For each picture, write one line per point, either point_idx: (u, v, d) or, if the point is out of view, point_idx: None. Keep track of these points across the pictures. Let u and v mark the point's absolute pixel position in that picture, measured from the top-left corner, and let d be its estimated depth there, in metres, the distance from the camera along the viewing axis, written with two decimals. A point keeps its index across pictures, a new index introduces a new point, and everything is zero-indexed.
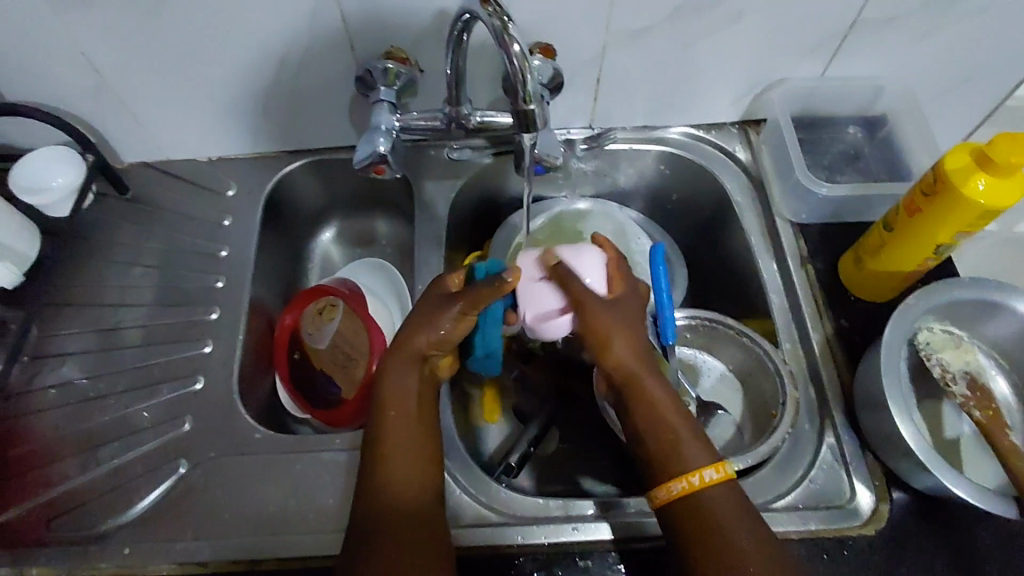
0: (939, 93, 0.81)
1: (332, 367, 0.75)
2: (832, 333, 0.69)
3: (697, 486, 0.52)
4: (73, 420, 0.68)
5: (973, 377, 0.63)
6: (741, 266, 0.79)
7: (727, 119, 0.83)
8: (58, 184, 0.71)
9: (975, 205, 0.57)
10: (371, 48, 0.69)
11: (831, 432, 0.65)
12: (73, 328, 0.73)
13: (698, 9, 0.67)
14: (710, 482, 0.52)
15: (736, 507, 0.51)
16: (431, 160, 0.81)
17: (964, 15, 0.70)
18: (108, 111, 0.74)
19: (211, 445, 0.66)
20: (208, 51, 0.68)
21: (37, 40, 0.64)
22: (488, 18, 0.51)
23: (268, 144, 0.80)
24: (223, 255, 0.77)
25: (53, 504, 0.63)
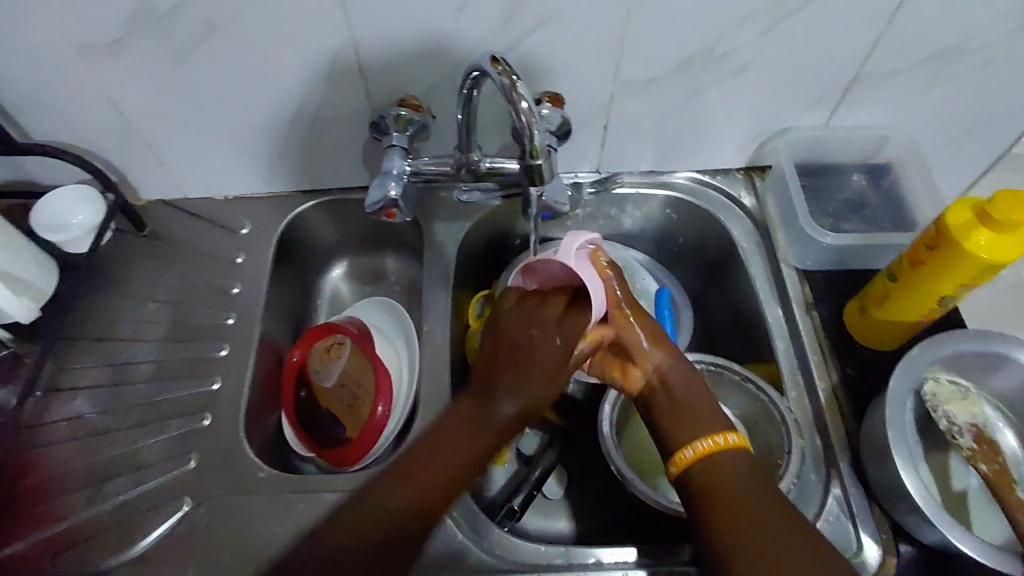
0: (942, 143, 0.82)
1: (338, 406, 0.76)
2: (838, 382, 0.69)
3: (718, 446, 0.57)
4: (82, 455, 0.68)
5: (979, 429, 0.62)
6: (747, 311, 0.79)
7: (733, 165, 0.84)
8: (78, 221, 0.73)
9: (977, 260, 0.58)
10: (385, 96, 0.71)
11: (838, 482, 0.64)
12: (86, 362, 0.74)
13: (703, 62, 0.69)
14: (730, 444, 0.57)
15: (750, 471, 0.55)
16: (440, 202, 0.83)
17: (964, 70, 0.71)
18: (129, 151, 0.76)
19: (216, 483, 0.66)
20: (228, 96, 0.70)
21: (66, 85, 0.67)
22: (497, 76, 0.54)
23: (282, 184, 0.82)
24: (235, 292, 0.78)
25: (57, 540, 0.63)
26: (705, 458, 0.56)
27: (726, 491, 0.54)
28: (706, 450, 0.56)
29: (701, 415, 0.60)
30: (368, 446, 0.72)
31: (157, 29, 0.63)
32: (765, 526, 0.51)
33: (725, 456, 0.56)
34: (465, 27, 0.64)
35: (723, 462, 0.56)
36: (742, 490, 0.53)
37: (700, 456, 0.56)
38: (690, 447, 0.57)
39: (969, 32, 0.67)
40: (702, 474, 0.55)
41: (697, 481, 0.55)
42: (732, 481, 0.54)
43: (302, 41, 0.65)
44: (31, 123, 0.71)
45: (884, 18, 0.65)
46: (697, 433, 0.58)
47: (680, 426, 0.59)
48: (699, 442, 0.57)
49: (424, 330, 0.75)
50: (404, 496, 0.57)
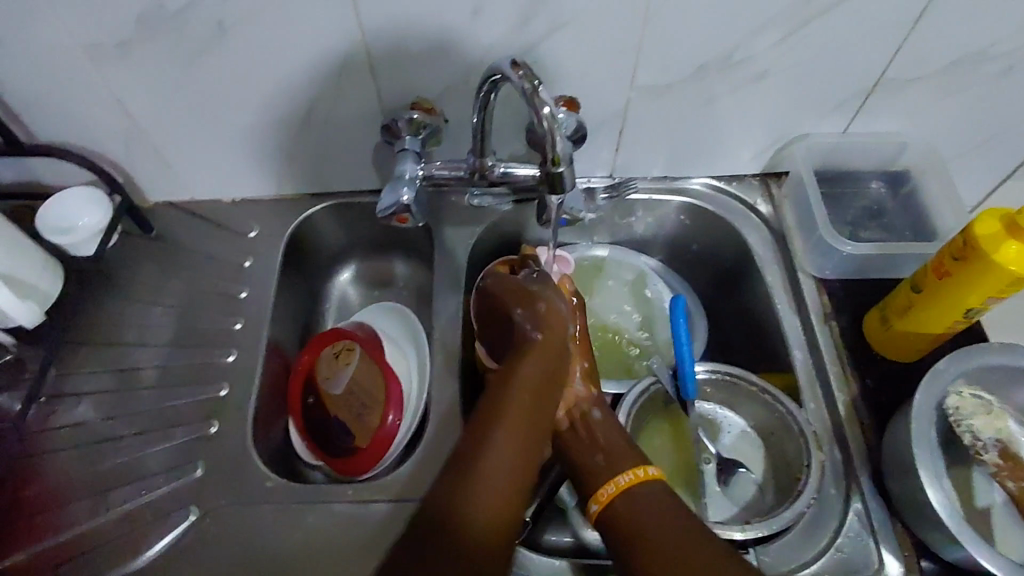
0: (962, 151, 0.81)
1: (345, 413, 0.74)
2: (858, 394, 0.67)
3: (641, 478, 0.57)
4: (85, 463, 0.67)
5: (1005, 445, 0.61)
6: (763, 321, 0.78)
7: (749, 171, 0.82)
8: (85, 223, 0.72)
9: (1006, 272, 0.57)
10: (397, 99, 0.70)
11: (858, 498, 0.63)
12: (90, 367, 0.73)
13: (722, 67, 0.68)
14: (651, 476, 0.57)
15: (660, 501, 0.55)
16: (452, 206, 0.81)
17: (988, 77, 0.70)
18: (136, 153, 0.75)
19: (222, 493, 0.65)
20: (238, 98, 0.69)
21: (73, 85, 0.66)
22: (519, 81, 0.53)
23: (291, 187, 0.81)
24: (243, 297, 0.77)
25: (60, 550, 0.62)
26: (626, 495, 0.56)
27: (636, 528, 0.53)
28: (630, 482, 0.57)
29: (621, 448, 0.61)
30: (378, 454, 0.70)
31: (166, 30, 0.61)
32: (695, 569, 0.49)
33: (645, 488, 0.56)
34: (481, 29, 0.63)
35: (638, 496, 0.56)
36: (652, 524, 0.53)
37: (620, 491, 0.57)
38: (611, 483, 0.58)
39: (994, 39, 0.65)
40: (624, 508, 0.55)
41: (617, 519, 0.55)
42: (655, 520, 0.53)
43: (315, 43, 0.64)
44: (37, 123, 0.70)
45: (907, 23, 0.64)
46: (622, 467, 0.59)
47: (604, 470, 0.60)
48: (623, 477, 0.58)
49: (435, 338, 0.73)
50: (485, 504, 0.50)
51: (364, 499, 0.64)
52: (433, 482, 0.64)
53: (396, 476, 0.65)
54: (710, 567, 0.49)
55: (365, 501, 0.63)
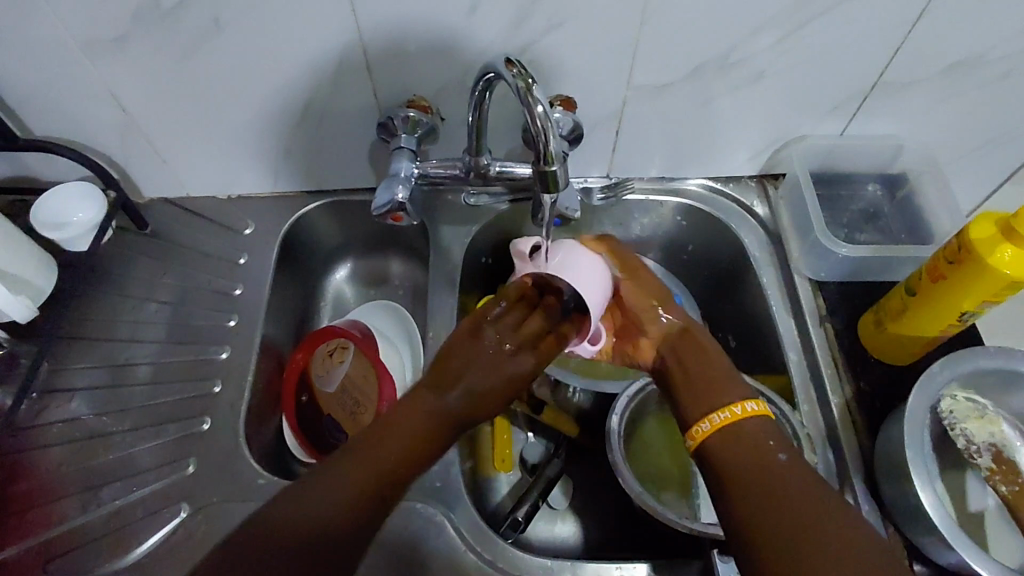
0: (959, 154, 0.81)
1: (339, 411, 0.75)
2: (852, 397, 0.67)
3: (739, 415, 0.55)
4: (77, 459, 0.67)
5: (999, 449, 0.61)
6: (758, 322, 0.77)
7: (745, 173, 0.82)
8: (78, 220, 0.72)
9: (1001, 276, 0.56)
10: (393, 97, 0.70)
11: (851, 500, 0.63)
12: (84, 363, 0.73)
13: (719, 68, 0.67)
14: (751, 412, 0.55)
15: (772, 437, 0.54)
16: (447, 205, 0.81)
17: (986, 80, 0.70)
18: (132, 149, 0.75)
19: (214, 490, 0.65)
20: (233, 95, 0.69)
21: (68, 81, 0.66)
22: (513, 78, 0.52)
23: (287, 184, 0.81)
24: (237, 294, 0.77)
25: (50, 546, 0.62)
26: (723, 434, 0.54)
27: (744, 478, 0.51)
28: (728, 420, 0.55)
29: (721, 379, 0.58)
30: None
31: (162, 26, 0.61)
32: (804, 511, 0.48)
33: (745, 426, 0.54)
34: (478, 27, 0.63)
35: (744, 434, 0.54)
36: (757, 482, 0.51)
37: (716, 431, 0.55)
38: (705, 420, 0.56)
39: (992, 43, 0.65)
40: (727, 453, 0.53)
41: (713, 458, 0.54)
42: (752, 457, 0.52)
43: (311, 41, 0.64)
44: (32, 118, 0.70)
45: (906, 25, 0.64)
46: (716, 404, 0.56)
47: (701, 394, 0.58)
48: (717, 415, 0.55)
49: (429, 336, 0.73)
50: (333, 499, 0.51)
51: None
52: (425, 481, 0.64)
53: None
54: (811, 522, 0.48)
55: None
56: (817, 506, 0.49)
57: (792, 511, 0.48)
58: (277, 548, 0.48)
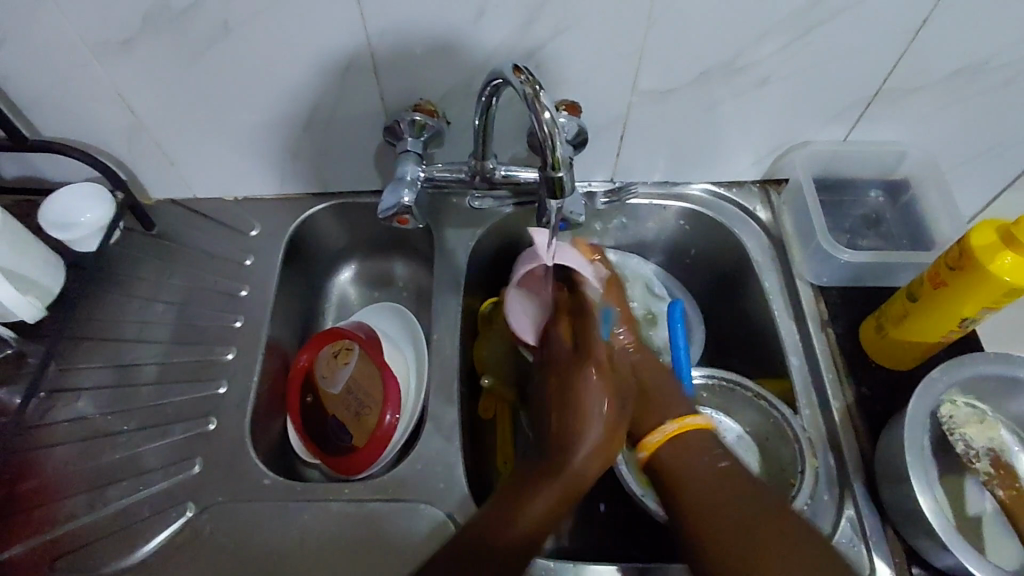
0: (961, 161, 0.81)
1: (343, 412, 0.75)
2: (854, 401, 0.68)
3: (685, 426, 0.62)
4: (84, 457, 0.67)
5: (997, 454, 0.62)
6: (760, 326, 0.78)
7: (748, 178, 0.83)
8: (86, 220, 0.72)
9: (1001, 283, 0.57)
10: (400, 101, 0.71)
11: (852, 504, 0.63)
12: (90, 362, 0.73)
13: (723, 74, 0.68)
14: (696, 424, 0.62)
15: (710, 444, 0.60)
16: (452, 208, 0.82)
17: (987, 88, 0.70)
18: (140, 150, 0.75)
19: (219, 490, 0.65)
20: (242, 98, 0.70)
21: (78, 83, 0.67)
22: (520, 84, 0.53)
23: (292, 186, 0.82)
24: (243, 295, 0.77)
25: (56, 544, 0.62)
26: (673, 443, 0.61)
27: (697, 479, 0.57)
28: (676, 431, 0.61)
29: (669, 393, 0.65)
30: (376, 453, 0.71)
31: (172, 29, 0.62)
32: (744, 512, 0.54)
33: (692, 436, 0.61)
34: (484, 32, 0.64)
35: (688, 442, 0.61)
36: (708, 490, 0.56)
37: (667, 440, 0.61)
38: (658, 431, 0.62)
39: (994, 51, 0.66)
40: (673, 460, 0.60)
41: (665, 467, 0.60)
42: (702, 463, 0.58)
43: (319, 45, 0.64)
44: (41, 119, 0.71)
45: (910, 32, 0.64)
46: (662, 417, 0.63)
47: (651, 408, 0.64)
48: (668, 425, 0.62)
49: (434, 339, 0.74)
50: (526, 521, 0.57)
51: (358, 497, 0.64)
52: (428, 483, 0.65)
53: (391, 476, 0.65)
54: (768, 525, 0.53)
55: (360, 499, 0.64)
56: (760, 500, 0.55)
57: (725, 508, 0.55)
58: (485, 550, 0.54)
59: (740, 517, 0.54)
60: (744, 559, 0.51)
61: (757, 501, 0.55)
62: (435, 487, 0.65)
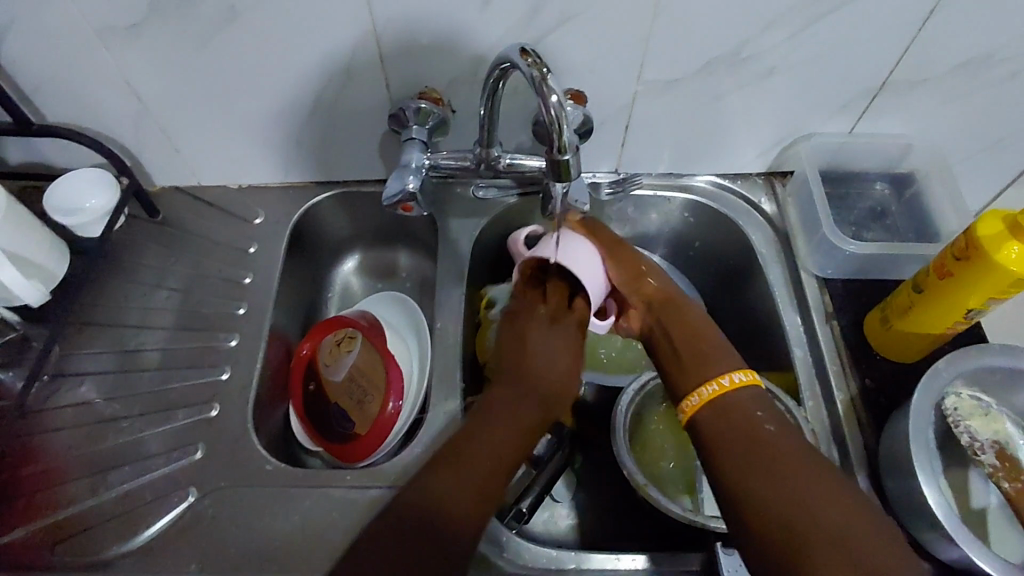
0: (967, 155, 0.81)
1: (345, 400, 0.75)
2: (857, 393, 0.68)
3: (726, 388, 0.58)
4: (86, 442, 0.67)
5: (1002, 446, 0.61)
6: (764, 319, 0.78)
7: (753, 170, 0.83)
8: (91, 205, 0.72)
9: (1008, 273, 0.57)
10: (405, 89, 0.71)
11: (855, 495, 0.63)
12: (93, 348, 0.73)
13: (730, 64, 0.68)
14: (738, 384, 0.58)
15: (763, 408, 0.56)
16: (456, 198, 0.82)
17: (996, 79, 0.70)
18: (145, 136, 0.75)
19: (222, 475, 0.65)
20: (247, 84, 0.70)
21: (84, 68, 0.67)
22: (526, 69, 0.53)
23: (297, 174, 0.82)
24: (247, 283, 0.77)
25: (59, 527, 0.62)
26: (711, 406, 0.57)
27: (737, 441, 0.54)
28: (715, 393, 0.58)
29: (709, 354, 0.61)
30: (379, 441, 0.71)
31: (178, 13, 0.62)
32: (814, 502, 0.49)
33: (734, 398, 0.57)
34: (491, 19, 0.63)
35: (732, 402, 0.57)
36: (780, 484, 0.51)
37: (705, 404, 0.58)
38: (695, 393, 0.59)
39: (1001, 43, 0.66)
40: (710, 421, 0.57)
41: (704, 428, 0.57)
42: (743, 425, 0.55)
43: (324, 31, 0.64)
44: (47, 104, 0.70)
45: (917, 23, 0.64)
46: (703, 377, 0.59)
47: (691, 368, 0.61)
48: (705, 388, 0.58)
49: (437, 328, 0.74)
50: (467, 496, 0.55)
51: (361, 484, 0.64)
52: None
53: (395, 463, 0.65)
54: (844, 512, 0.49)
55: (363, 486, 0.64)
56: (835, 488, 0.50)
57: (775, 475, 0.51)
58: (432, 533, 0.53)
59: (800, 494, 0.50)
60: (782, 539, 0.48)
61: (871, 518, 0.49)
62: None
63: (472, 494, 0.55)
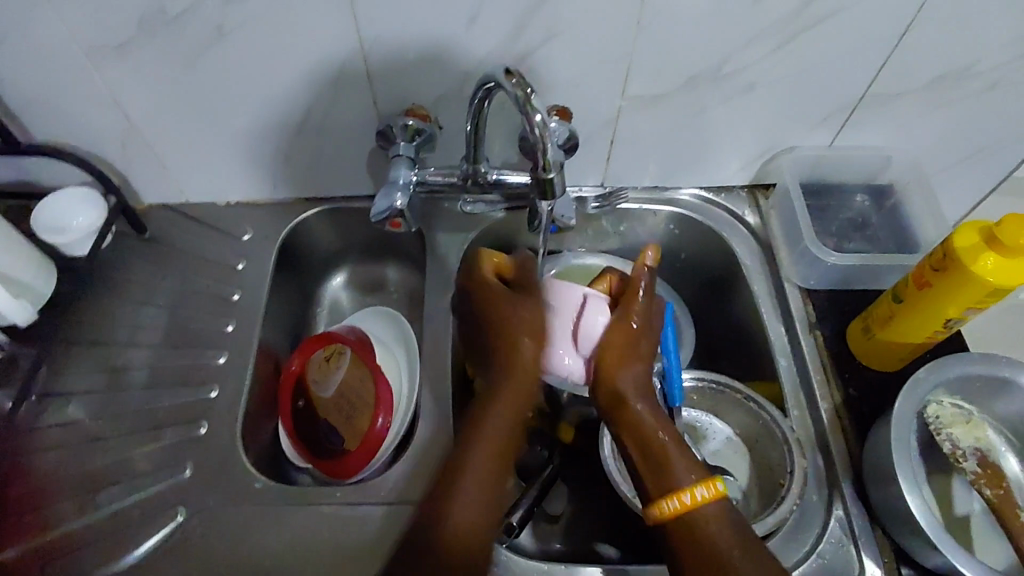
0: (944, 166, 0.83)
1: (335, 416, 0.75)
2: (841, 402, 0.69)
3: (690, 503, 0.54)
4: (74, 462, 0.67)
5: (984, 454, 0.63)
6: (750, 329, 0.79)
7: (737, 183, 0.84)
8: (77, 225, 0.72)
9: (984, 283, 0.58)
10: (392, 106, 0.71)
11: (840, 504, 0.64)
12: (81, 366, 0.73)
13: (712, 80, 0.69)
14: (702, 499, 0.54)
15: (729, 522, 0.53)
16: (444, 212, 0.82)
17: (970, 93, 0.72)
18: (133, 154, 0.75)
19: (211, 494, 0.65)
20: (235, 102, 0.70)
21: (72, 87, 0.67)
22: (511, 88, 0.53)
23: (285, 191, 0.82)
24: (235, 299, 0.77)
25: (46, 549, 0.62)
26: (679, 518, 0.54)
27: (699, 555, 0.52)
28: (678, 509, 0.54)
29: (673, 457, 0.57)
30: (369, 456, 0.71)
31: (166, 33, 0.62)
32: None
33: (701, 511, 0.53)
34: (476, 38, 0.64)
35: (698, 521, 0.53)
36: (709, 573, 0.51)
37: (679, 511, 0.54)
38: (669, 500, 0.54)
39: (974, 58, 0.68)
40: (677, 531, 0.54)
41: (672, 542, 0.54)
42: (704, 543, 0.52)
43: (311, 49, 0.65)
44: (35, 124, 0.71)
45: (892, 39, 0.66)
46: (667, 484, 0.55)
47: (651, 474, 0.57)
48: (683, 495, 0.54)
49: (426, 342, 0.74)
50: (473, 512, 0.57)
51: (352, 500, 0.64)
52: (421, 486, 0.65)
53: (384, 479, 0.65)
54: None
55: (353, 503, 0.64)
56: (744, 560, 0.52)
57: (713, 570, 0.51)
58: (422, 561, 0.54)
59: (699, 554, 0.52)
60: None
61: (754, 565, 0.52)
62: (426, 489, 0.65)
63: (473, 500, 0.57)
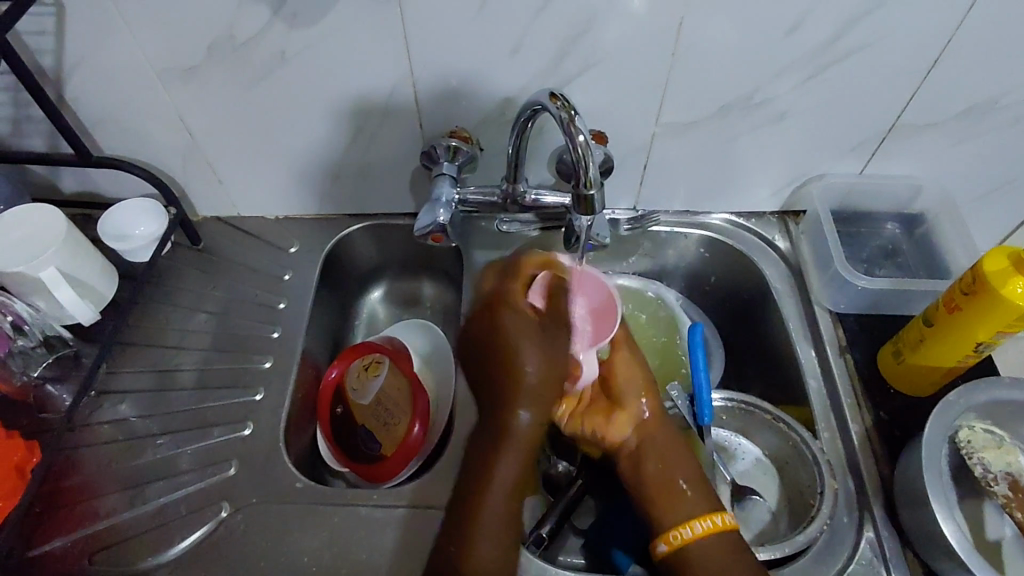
0: (975, 197, 0.84)
1: (373, 422, 0.77)
2: (872, 425, 0.69)
3: (722, 524, 0.60)
4: (123, 457, 0.70)
5: (1016, 479, 0.62)
6: (779, 352, 0.80)
7: (767, 209, 0.86)
8: (139, 233, 0.77)
9: (1014, 307, 0.59)
10: (437, 128, 0.75)
11: (871, 526, 0.64)
12: (134, 367, 0.77)
13: (743, 109, 0.72)
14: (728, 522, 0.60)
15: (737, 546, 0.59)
16: (481, 231, 0.86)
17: (1000, 124, 0.73)
18: (193, 169, 0.80)
19: (254, 492, 0.68)
20: (291, 122, 0.75)
21: (143, 105, 0.72)
22: (556, 110, 0.57)
23: (331, 208, 0.86)
24: (281, 308, 0.81)
25: (96, 538, 0.65)
26: (704, 542, 0.59)
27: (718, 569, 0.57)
28: (714, 527, 0.60)
29: (697, 487, 0.63)
30: (407, 461, 0.73)
31: (234, 58, 0.67)
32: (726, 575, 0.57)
33: (729, 534, 0.59)
34: (519, 66, 0.68)
35: (713, 546, 0.59)
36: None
37: (706, 531, 0.59)
38: (704, 520, 0.60)
39: (1003, 91, 0.69)
40: (706, 555, 0.58)
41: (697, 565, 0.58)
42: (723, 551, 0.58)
43: (366, 74, 0.69)
44: (105, 137, 0.76)
45: (922, 71, 0.68)
46: (694, 512, 0.61)
47: (663, 501, 0.63)
48: (698, 523, 0.60)
49: None
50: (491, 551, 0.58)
51: (389, 503, 0.66)
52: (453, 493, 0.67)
53: (420, 485, 0.67)
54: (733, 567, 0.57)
55: (389, 505, 0.66)
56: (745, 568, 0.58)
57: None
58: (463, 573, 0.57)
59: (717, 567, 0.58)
60: None
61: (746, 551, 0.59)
62: None
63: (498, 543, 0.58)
